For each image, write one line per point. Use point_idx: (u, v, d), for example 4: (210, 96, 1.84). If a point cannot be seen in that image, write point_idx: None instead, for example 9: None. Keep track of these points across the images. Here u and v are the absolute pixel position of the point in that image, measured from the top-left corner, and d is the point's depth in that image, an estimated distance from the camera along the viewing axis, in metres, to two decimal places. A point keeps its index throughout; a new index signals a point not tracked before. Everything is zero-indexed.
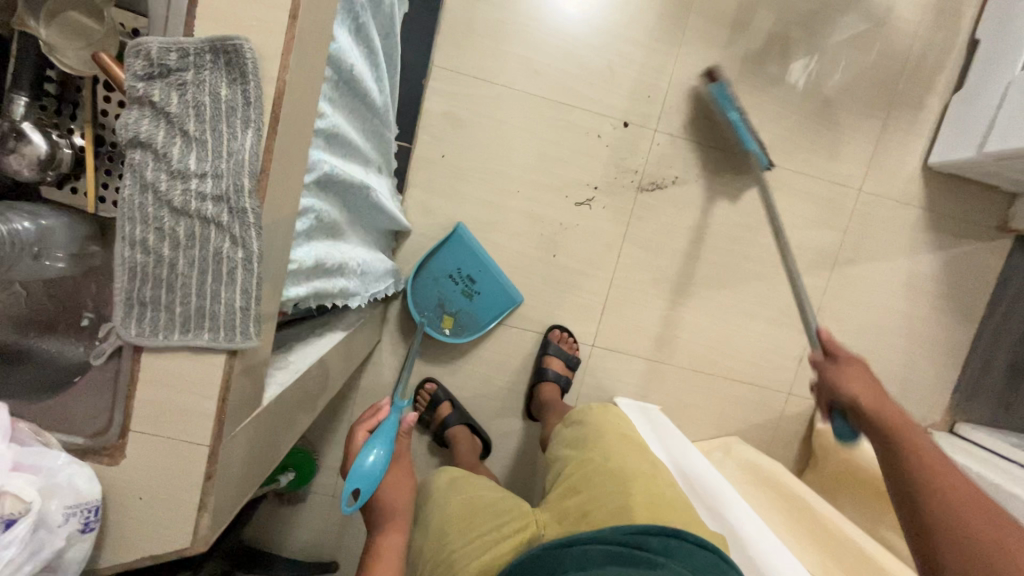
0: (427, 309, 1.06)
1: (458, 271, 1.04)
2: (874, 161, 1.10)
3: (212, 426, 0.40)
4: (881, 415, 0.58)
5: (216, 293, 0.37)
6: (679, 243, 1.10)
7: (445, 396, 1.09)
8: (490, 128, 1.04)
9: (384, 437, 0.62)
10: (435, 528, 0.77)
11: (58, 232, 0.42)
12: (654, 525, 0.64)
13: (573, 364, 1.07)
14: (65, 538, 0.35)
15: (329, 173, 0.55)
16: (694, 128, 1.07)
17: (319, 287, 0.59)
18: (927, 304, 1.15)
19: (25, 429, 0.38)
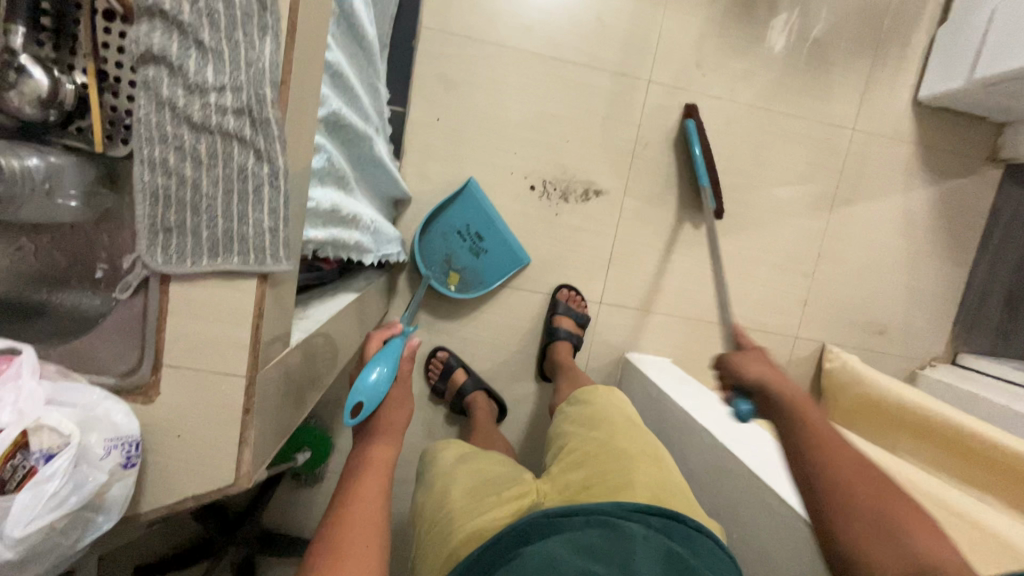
0: (433, 265, 1.05)
1: (467, 228, 1.04)
2: (866, 99, 1.10)
3: (247, 357, 0.38)
4: (788, 397, 0.61)
5: (244, 215, 0.37)
6: (680, 194, 1.10)
7: (458, 363, 1.08)
8: (483, 89, 1.02)
9: (388, 356, 0.64)
10: (446, 485, 0.76)
11: (69, 171, 0.42)
12: (656, 507, 0.64)
13: (583, 322, 1.07)
14: (110, 471, 0.34)
15: (340, 116, 0.55)
16: (687, 77, 1.06)
17: (338, 234, 0.58)
18: (925, 238, 1.17)
19: (52, 368, 0.36)
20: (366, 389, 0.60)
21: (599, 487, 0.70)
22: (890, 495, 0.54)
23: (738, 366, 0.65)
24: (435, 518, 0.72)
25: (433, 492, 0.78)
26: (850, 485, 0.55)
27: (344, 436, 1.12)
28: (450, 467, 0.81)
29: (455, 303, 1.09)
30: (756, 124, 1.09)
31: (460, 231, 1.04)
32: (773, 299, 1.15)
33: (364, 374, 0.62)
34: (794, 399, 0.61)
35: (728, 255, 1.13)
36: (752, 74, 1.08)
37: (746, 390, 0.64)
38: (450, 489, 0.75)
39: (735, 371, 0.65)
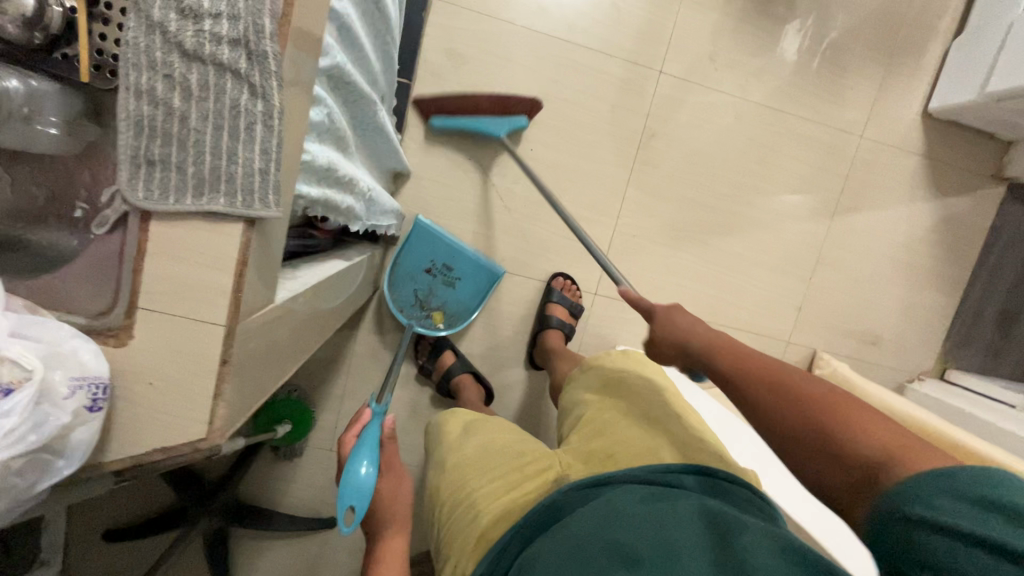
0: (413, 310, 1.04)
1: (433, 262, 1.00)
2: (876, 107, 1.09)
3: (228, 305, 0.37)
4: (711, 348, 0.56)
5: (233, 154, 0.35)
6: (683, 189, 1.09)
7: (448, 346, 1.07)
8: (492, 67, 1.00)
9: (368, 448, 0.61)
10: (458, 463, 0.75)
11: (52, 93, 0.40)
12: (691, 467, 0.63)
13: (577, 312, 1.05)
14: (73, 412, 0.32)
15: (341, 73, 0.52)
16: (700, 70, 1.05)
17: (333, 194, 0.56)
18: (924, 252, 1.17)
19: (20, 301, 0.34)
20: (354, 488, 0.58)
21: (623, 453, 0.67)
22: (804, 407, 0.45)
23: (663, 332, 0.62)
24: (452, 501, 0.70)
25: (445, 472, 0.76)
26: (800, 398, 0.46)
27: (327, 411, 1.10)
28: (460, 445, 0.79)
29: None
30: (764, 123, 1.08)
31: (428, 268, 1.01)
32: (770, 301, 1.15)
33: (352, 470, 0.59)
34: (702, 352, 0.57)
35: (727, 254, 1.12)
36: (764, 72, 1.06)
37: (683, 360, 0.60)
38: (464, 469, 0.73)
39: (666, 334, 0.61)
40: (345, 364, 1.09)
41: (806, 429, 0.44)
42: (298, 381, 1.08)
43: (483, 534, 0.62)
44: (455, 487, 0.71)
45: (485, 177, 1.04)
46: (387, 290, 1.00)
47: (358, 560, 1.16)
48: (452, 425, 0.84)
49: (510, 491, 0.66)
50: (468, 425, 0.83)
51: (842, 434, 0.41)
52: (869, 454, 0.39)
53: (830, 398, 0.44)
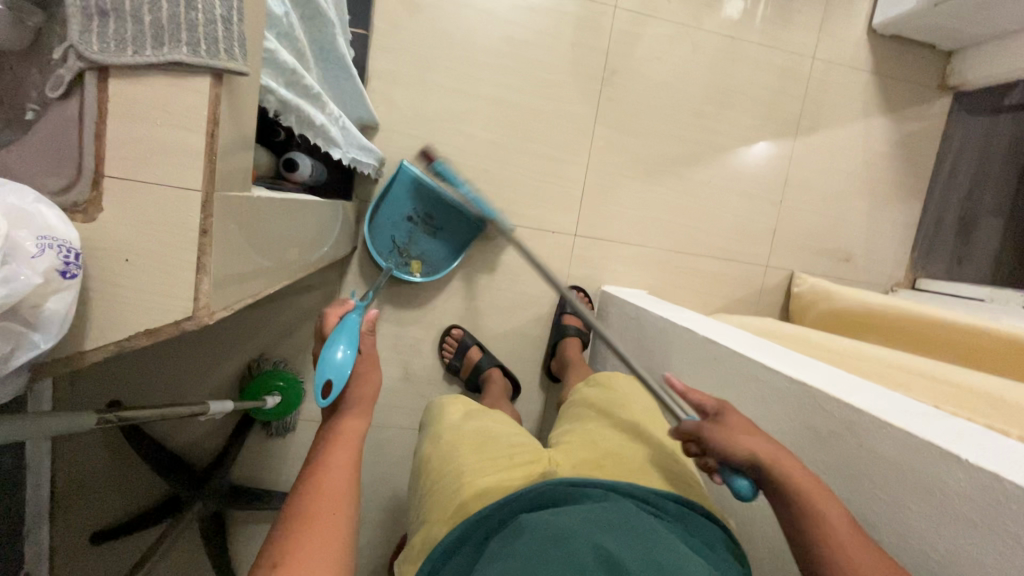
0: (390, 256, 1.04)
1: (415, 211, 1.03)
2: (825, 28, 1.13)
3: (203, 165, 0.35)
4: (792, 475, 0.46)
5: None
6: (650, 123, 1.11)
7: (473, 340, 1.08)
8: (450, 13, 1.00)
9: (347, 332, 0.59)
10: (455, 438, 0.75)
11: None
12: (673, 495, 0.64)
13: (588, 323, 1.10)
14: (44, 275, 0.30)
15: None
16: (654, 2, 1.07)
17: (304, 105, 0.56)
18: (884, 166, 1.21)
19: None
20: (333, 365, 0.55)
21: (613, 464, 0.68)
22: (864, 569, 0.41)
23: (717, 438, 0.50)
24: (439, 472, 0.69)
25: (439, 450, 0.74)
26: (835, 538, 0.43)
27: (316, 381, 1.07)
28: (458, 426, 0.78)
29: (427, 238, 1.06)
30: (722, 52, 1.11)
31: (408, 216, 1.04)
32: (744, 227, 1.18)
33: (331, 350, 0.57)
34: (783, 474, 0.47)
35: (699, 184, 1.15)
36: (716, 2, 1.09)
37: (740, 468, 0.48)
38: (456, 446, 0.73)
39: (722, 445, 0.49)
40: None
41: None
42: (283, 353, 1.05)
43: (462, 504, 0.62)
44: (443, 461, 0.71)
45: (454, 125, 1.03)
46: (364, 229, 1.01)
47: (365, 534, 1.13)
48: (455, 411, 0.83)
49: (498, 475, 0.65)
50: (470, 412, 0.82)
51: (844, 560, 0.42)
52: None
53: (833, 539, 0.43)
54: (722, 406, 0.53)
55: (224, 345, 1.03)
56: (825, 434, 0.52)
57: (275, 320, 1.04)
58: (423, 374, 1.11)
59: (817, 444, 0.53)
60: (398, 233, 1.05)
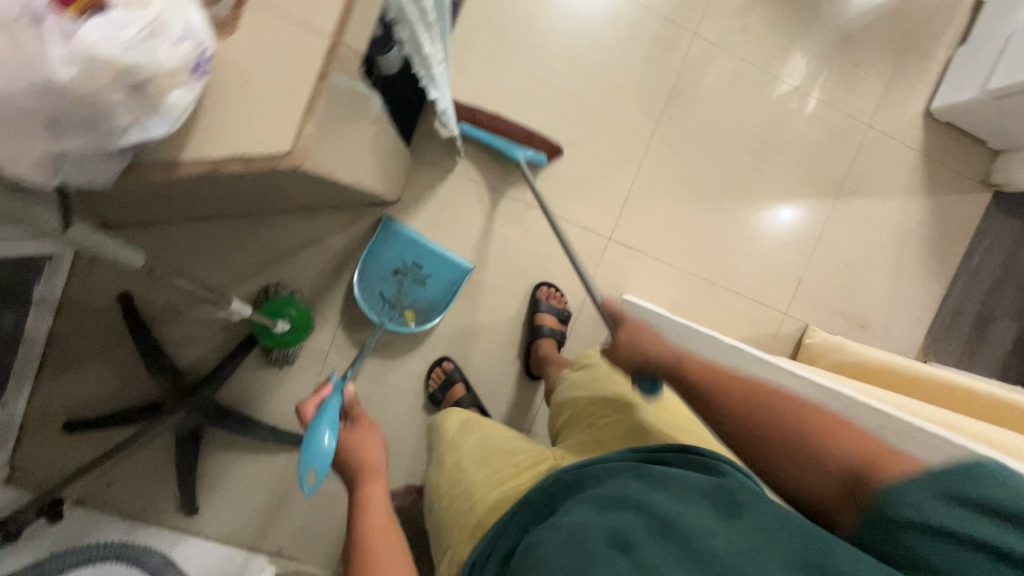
0: (384, 310, 1.05)
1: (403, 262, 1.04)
2: (885, 101, 1.18)
3: (340, 9, 0.37)
4: (668, 361, 0.60)
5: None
6: (701, 150, 1.14)
7: (460, 377, 1.07)
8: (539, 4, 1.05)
9: (326, 421, 0.65)
10: (458, 457, 0.76)
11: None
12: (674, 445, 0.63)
13: (565, 319, 1.09)
14: (178, 63, 0.32)
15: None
16: (731, 40, 1.12)
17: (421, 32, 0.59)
18: (916, 245, 1.23)
19: None
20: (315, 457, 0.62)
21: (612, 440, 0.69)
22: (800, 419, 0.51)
23: (627, 342, 0.63)
24: (452, 492, 0.71)
25: (446, 473, 0.76)
26: (744, 395, 0.54)
27: (327, 321, 1.07)
28: (459, 441, 0.79)
29: (469, 207, 1.08)
30: (785, 100, 1.15)
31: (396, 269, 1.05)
32: (770, 271, 1.20)
33: (312, 441, 0.63)
34: (668, 364, 0.60)
35: (736, 219, 1.17)
36: (788, 52, 1.14)
37: (642, 373, 0.63)
38: (462, 466, 0.74)
39: (627, 350, 0.63)
40: (351, 275, 1.06)
41: (754, 410, 0.53)
42: (301, 285, 1.04)
43: (480, 522, 0.63)
44: (453, 480, 0.73)
45: (520, 106, 1.07)
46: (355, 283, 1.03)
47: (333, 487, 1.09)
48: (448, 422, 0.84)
49: (507, 483, 0.67)
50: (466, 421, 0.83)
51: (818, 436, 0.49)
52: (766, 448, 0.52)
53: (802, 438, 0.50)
54: (633, 315, 0.67)
55: (246, 262, 1.02)
56: None
57: (303, 251, 1.03)
58: (431, 339, 1.10)
59: None
60: (390, 286, 1.06)
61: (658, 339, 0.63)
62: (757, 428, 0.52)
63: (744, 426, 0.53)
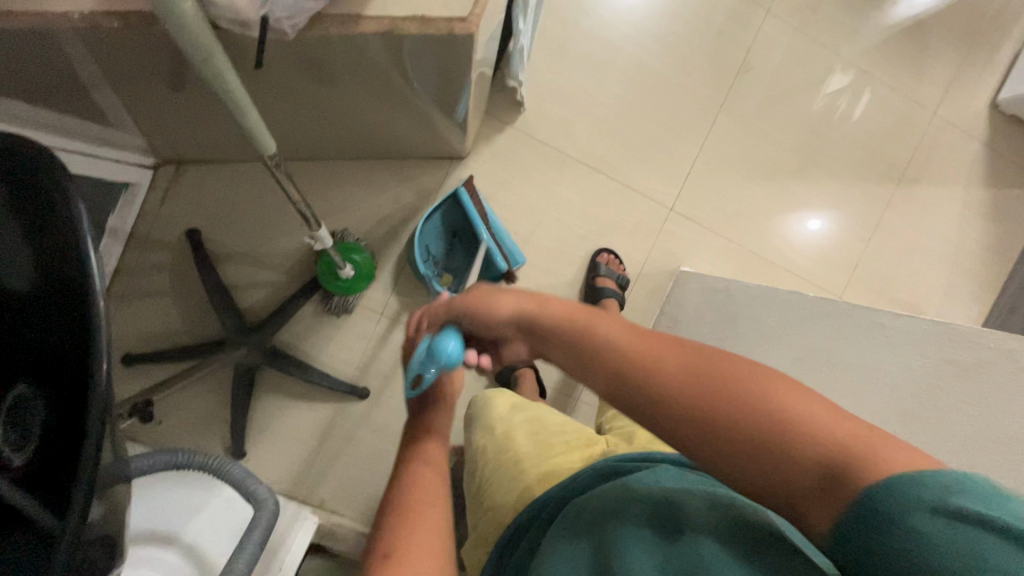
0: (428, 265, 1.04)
1: (464, 230, 1.04)
2: (951, 88, 1.18)
3: None
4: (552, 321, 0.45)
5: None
6: (765, 126, 1.14)
7: None
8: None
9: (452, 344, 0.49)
10: (510, 422, 0.70)
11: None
12: None
13: (623, 285, 1.07)
14: None
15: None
16: (802, 18, 1.13)
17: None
18: (974, 236, 1.22)
19: None
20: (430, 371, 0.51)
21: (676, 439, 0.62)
22: (722, 367, 0.37)
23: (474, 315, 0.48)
24: (498, 456, 0.65)
25: (492, 436, 0.69)
26: (685, 380, 0.37)
27: (386, 271, 1.07)
28: (510, 409, 0.72)
29: (535, 168, 1.09)
30: (852, 82, 1.16)
31: (454, 233, 1.05)
32: (826, 253, 1.19)
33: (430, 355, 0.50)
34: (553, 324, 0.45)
35: (796, 198, 1.17)
36: (858, 34, 1.15)
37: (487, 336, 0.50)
38: (513, 431, 0.68)
39: (482, 317, 0.47)
40: (414, 226, 1.07)
41: (701, 383, 0.36)
42: (366, 235, 1.06)
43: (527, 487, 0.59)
44: (500, 447, 0.66)
45: (591, 71, 1.09)
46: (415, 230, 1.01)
47: (379, 441, 1.08)
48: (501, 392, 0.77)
49: (558, 459, 0.62)
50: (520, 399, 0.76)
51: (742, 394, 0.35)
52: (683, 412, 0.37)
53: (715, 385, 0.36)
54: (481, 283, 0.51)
55: (314, 206, 1.05)
56: (971, 366, 0.53)
57: (370, 199, 1.06)
58: None
59: (957, 378, 0.54)
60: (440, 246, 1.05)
61: (524, 296, 0.47)
62: (730, 448, 0.35)
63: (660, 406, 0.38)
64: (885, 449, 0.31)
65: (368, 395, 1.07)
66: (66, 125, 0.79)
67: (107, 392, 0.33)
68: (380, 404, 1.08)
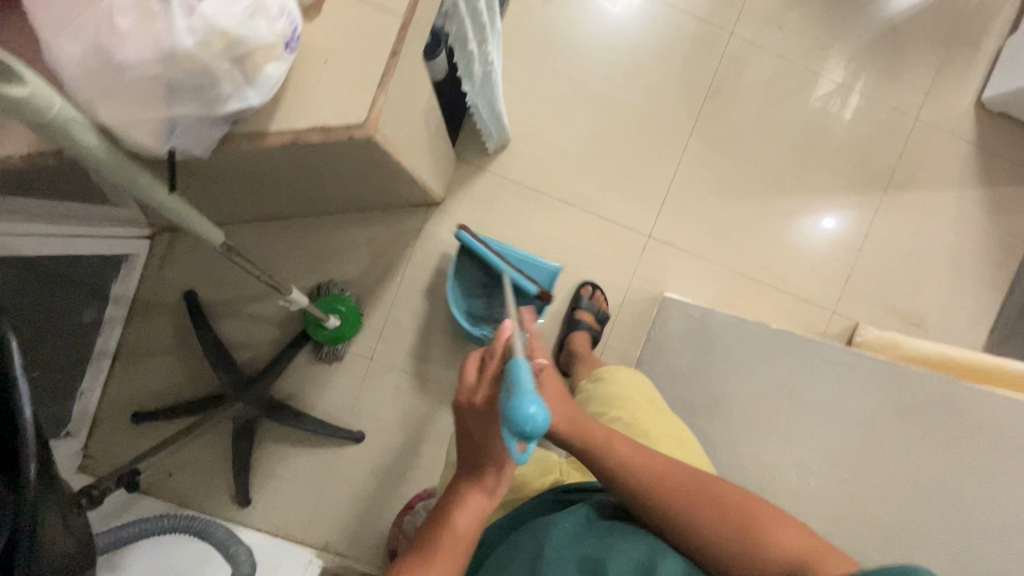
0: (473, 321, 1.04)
1: (489, 276, 1.04)
2: (933, 92, 1.15)
3: None
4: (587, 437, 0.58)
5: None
6: (741, 145, 1.14)
7: None
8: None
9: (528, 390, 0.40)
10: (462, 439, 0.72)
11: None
12: None
13: (602, 319, 1.08)
14: (276, 36, 0.41)
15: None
16: (768, 37, 1.13)
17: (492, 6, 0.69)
18: (972, 239, 1.18)
19: None
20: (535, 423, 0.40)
21: None
22: (726, 500, 0.52)
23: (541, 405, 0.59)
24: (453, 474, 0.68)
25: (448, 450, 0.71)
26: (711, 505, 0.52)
27: (373, 318, 1.11)
28: None
29: (510, 207, 1.11)
30: (826, 95, 1.14)
31: (483, 284, 1.05)
32: (815, 267, 1.17)
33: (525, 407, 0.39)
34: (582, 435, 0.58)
35: (778, 215, 1.16)
36: (828, 46, 1.14)
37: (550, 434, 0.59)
38: None
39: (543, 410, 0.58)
40: (397, 272, 1.10)
41: (705, 507, 0.52)
42: (352, 283, 1.10)
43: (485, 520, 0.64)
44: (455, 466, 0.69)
45: (559, 109, 1.11)
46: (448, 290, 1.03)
47: (377, 483, 1.11)
48: None
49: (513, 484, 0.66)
50: None
51: (756, 532, 0.49)
52: (703, 529, 0.51)
53: (737, 516, 0.50)
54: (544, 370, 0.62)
55: (300, 260, 1.10)
56: None
57: (353, 250, 1.10)
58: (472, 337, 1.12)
59: None
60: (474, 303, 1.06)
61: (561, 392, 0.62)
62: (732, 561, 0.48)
63: (689, 532, 0.51)
64: (834, 557, 0.45)
65: (363, 438, 1.11)
66: (47, 212, 0.80)
67: (48, 479, 0.41)
68: (375, 446, 1.11)
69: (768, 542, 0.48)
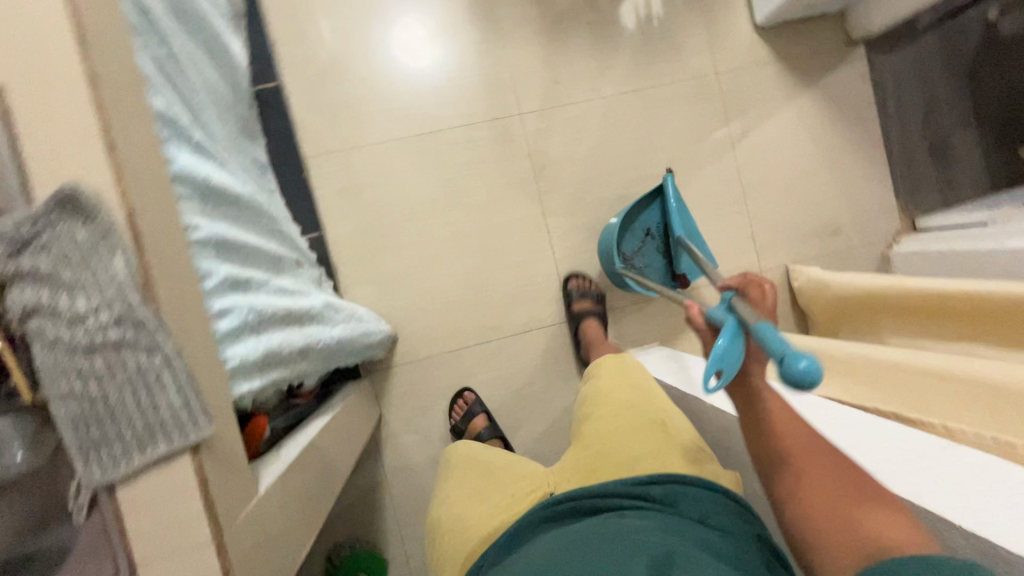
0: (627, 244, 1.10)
1: (657, 227, 1.11)
2: (715, 44, 1.18)
3: (207, 529, 0.41)
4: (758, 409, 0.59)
5: (114, 301, 0.39)
6: (592, 194, 1.16)
7: None
8: (375, 154, 1.10)
9: (729, 331, 0.58)
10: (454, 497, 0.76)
11: None
12: (658, 476, 0.62)
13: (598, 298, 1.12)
14: None
15: (204, 177, 0.59)
16: (553, 94, 1.14)
17: (275, 333, 0.63)
18: (829, 134, 1.22)
19: None
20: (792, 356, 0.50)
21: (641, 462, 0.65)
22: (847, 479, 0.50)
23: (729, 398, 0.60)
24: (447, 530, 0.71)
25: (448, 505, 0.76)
26: (876, 505, 0.47)
27: (393, 546, 1.11)
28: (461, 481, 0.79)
29: (442, 378, 1.13)
30: (632, 106, 1.16)
31: (648, 229, 1.11)
32: (722, 246, 1.19)
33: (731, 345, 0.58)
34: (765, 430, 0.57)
35: None
36: (606, 67, 1.15)
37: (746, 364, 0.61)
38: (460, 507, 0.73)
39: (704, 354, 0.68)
40: (386, 497, 1.11)
41: (835, 496, 0.49)
42: (356, 534, 1.11)
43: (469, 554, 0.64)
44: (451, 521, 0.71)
45: (424, 273, 1.12)
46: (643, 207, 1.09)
47: None
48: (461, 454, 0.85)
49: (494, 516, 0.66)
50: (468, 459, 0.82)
51: (862, 506, 0.47)
52: (809, 500, 0.50)
53: (875, 532, 0.45)
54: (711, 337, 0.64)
55: None
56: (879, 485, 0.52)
57: (336, 508, 1.10)
58: None
59: None
60: (632, 242, 1.11)
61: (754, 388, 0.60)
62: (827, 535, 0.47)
63: (791, 496, 0.52)
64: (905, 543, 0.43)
65: None
66: None
67: None
68: None
69: (869, 521, 0.45)
